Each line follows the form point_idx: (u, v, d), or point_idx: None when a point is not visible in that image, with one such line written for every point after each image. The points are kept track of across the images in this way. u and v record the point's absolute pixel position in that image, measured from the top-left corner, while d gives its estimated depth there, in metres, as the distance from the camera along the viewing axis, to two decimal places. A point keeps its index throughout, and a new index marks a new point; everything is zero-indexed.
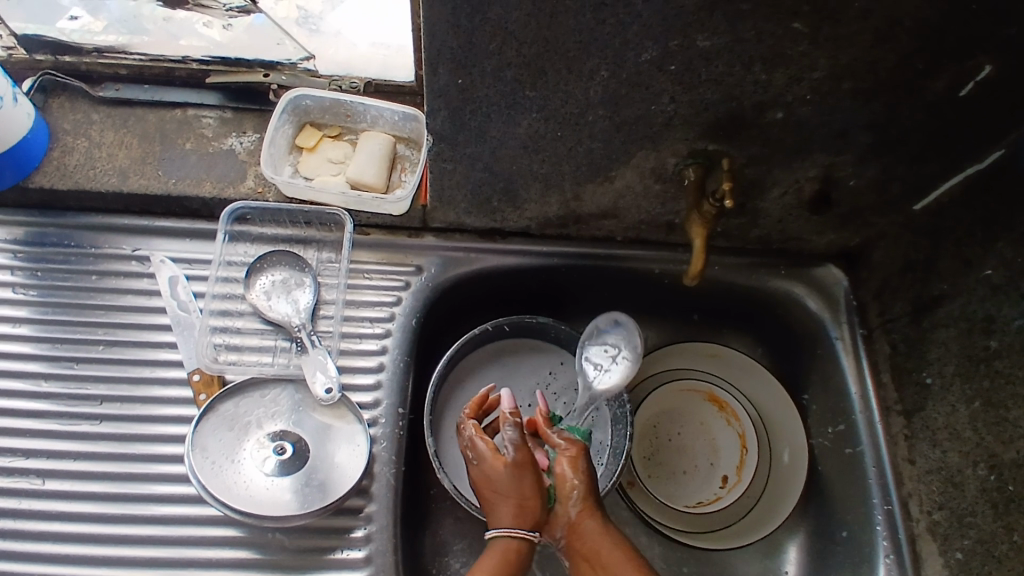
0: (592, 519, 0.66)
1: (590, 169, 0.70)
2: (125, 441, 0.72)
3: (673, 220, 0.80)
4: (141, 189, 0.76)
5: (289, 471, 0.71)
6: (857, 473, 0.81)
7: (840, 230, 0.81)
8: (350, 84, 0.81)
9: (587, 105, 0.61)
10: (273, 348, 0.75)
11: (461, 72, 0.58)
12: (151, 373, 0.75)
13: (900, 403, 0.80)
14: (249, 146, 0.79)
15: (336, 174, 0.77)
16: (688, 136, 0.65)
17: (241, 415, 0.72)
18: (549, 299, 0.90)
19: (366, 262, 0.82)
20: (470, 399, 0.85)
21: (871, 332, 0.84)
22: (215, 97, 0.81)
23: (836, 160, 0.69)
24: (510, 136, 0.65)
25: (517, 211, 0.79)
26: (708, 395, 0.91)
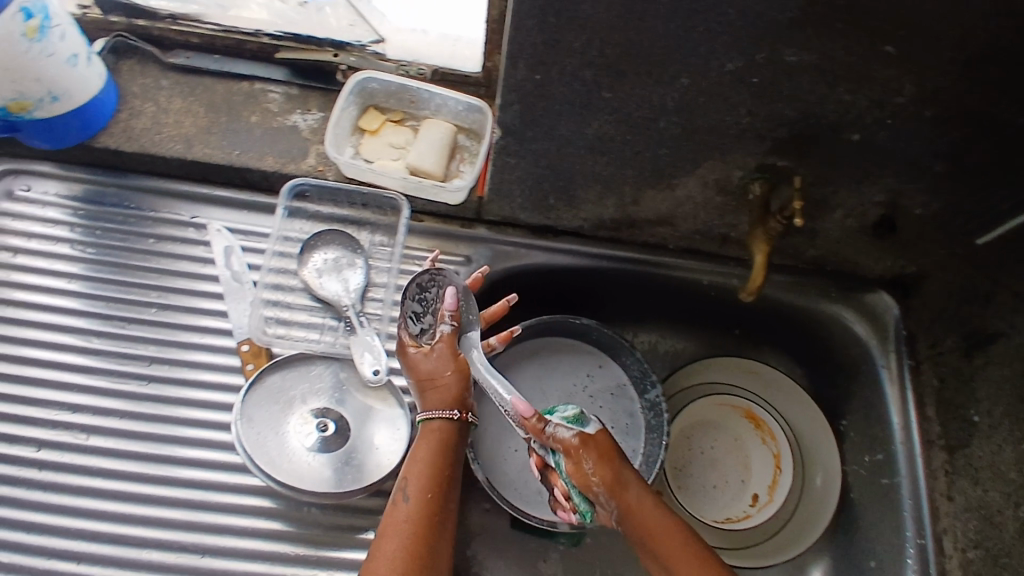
0: (635, 486, 0.66)
1: (653, 174, 0.70)
2: (171, 404, 0.73)
3: (727, 233, 0.79)
4: (205, 157, 0.77)
5: (330, 449, 0.71)
6: (892, 505, 0.80)
7: (897, 259, 0.80)
8: (416, 71, 0.81)
9: (660, 111, 0.61)
10: (321, 326, 0.76)
11: (541, 68, 0.57)
12: (199, 340, 0.76)
13: (943, 437, 0.79)
14: (312, 124, 0.80)
15: (396, 159, 0.77)
16: (758, 150, 0.64)
17: (288, 389, 0.73)
18: (593, 300, 0.90)
19: (416, 248, 0.82)
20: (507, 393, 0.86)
21: (918, 364, 0.82)
22: (282, 73, 0.82)
23: (906, 188, 0.68)
24: (578, 136, 0.65)
25: (573, 210, 0.78)
26: (745, 411, 0.90)
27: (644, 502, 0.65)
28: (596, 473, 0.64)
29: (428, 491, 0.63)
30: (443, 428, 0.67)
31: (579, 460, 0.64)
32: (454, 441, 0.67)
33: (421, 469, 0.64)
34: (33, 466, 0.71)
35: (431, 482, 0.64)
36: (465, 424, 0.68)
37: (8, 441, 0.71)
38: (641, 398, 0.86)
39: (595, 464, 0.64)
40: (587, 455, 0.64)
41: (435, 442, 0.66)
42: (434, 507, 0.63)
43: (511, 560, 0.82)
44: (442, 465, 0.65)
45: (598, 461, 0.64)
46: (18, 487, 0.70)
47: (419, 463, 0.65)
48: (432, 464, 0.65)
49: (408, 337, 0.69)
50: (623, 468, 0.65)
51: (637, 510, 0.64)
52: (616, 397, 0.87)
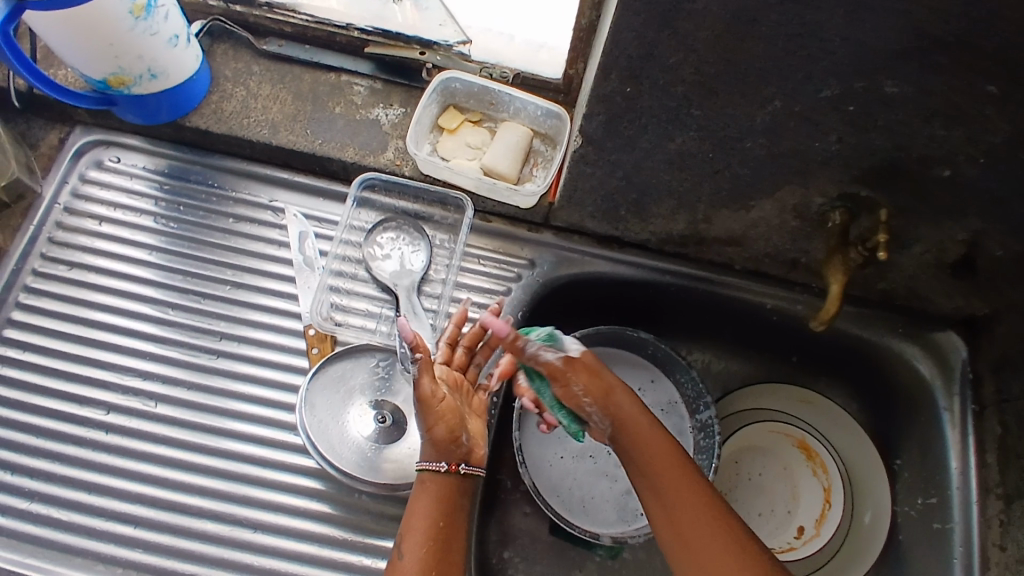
0: (619, 395, 0.67)
1: (729, 194, 0.70)
2: (237, 380, 0.76)
3: (798, 259, 0.78)
4: (289, 144, 0.80)
5: (387, 441, 0.73)
6: (943, 550, 0.78)
7: (971, 299, 0.78)
8: (500, 73, 0.82)
9: (747, 132, 0.61)
10: (378, 315, 0.78)
11: (632, 80, 0.58)
12: (269, 320, 0.78)
13: (1001, 486, 0.76)
14: (394, 119, 0.81)
15: (471, 159, 0.79)
16: (842, 178, 0.64)
17: (350, 378, 0.75)
18: (651, 314, 0.90)
19: (480, 248, 0.83)
20: None
21: (982, 409, 0.80)
22: (368, 67, 0.84)
23: (990, 229, 0.66)
24: (659, 150, 0.65)
25: (642, 223, 0.78)
26: (798, 441, 0.89)
27: (627, 409, 0.67)
28: (579, 383, 0.67)
29: (424, 548, 0.62)
30: (431, 482, 0.65)
31: (562, 372, 0.67)
32: (451, 492, 0.65)
33: (416, 529, 0.63)
34: (103, 428, 0.74)
35: (426, 539, 0.62)
36: (455, 475, 0.65)
37: (81, 402, 0.74)
38: (692, 418, 0.86)
39: (577, 375, 0.67)
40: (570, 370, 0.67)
41: (434, 497, 0.64)
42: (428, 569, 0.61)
43: (549, 566, 0.82)
44: (438, 519, 0.63)
45: (581, 376, 0.67)
46: (87, 447, 0.73)
47: (416, 521, 0.63)
48: (430, 524, 0.63)
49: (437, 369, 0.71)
50: (606, 377, 0.68)
51: (620, 415, 0.67)
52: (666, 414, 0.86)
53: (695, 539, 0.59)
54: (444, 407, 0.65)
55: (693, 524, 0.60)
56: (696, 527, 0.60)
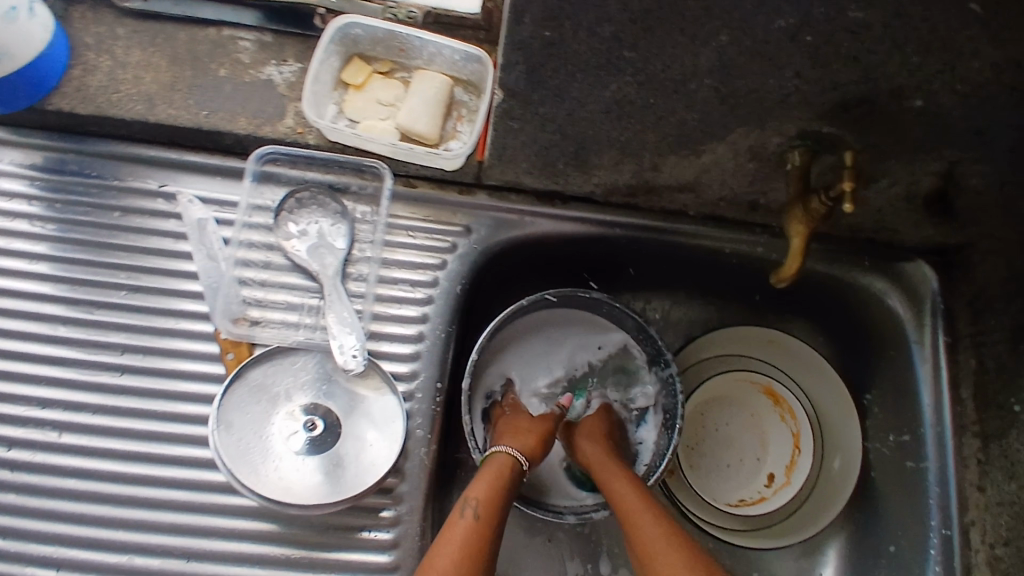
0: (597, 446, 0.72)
1: (677, 140, 0.61)
2: (149, 397, 0.68)
3: (757, 201, 0.71)
4: (170, 119, 0.68)
5: (319, 450, 0.66)
6: (915, 489, 0.76)
7: (943, 227, 0.72)
8: (405, 14, 0.70)
9: (692, 73, 0.52)
10: (300, 307, 0.69)
11: (552, 23, 0.48)
12: (178, 325, 0.69)
13: (977, 424, 0.74)
14: (290, 78, 0.70)
15: (384, 118, 0.69)
16: (802, 116, 0.56)
17: (270, 385, 0.67)
18: (604, 268, 0.82)
19: (406, 218, 0.74)
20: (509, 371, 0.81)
21: (955, 341, 0.76)
22: (252, 17, 0.71)
23: (965, 156, 0.60)
24: (594, 99, 0.56)
25: (584, 175, 0.70)
26: (765, 388, 0.86)
27: (598, 455, 0.71)
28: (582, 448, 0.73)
29: (488, 510, 0.62)
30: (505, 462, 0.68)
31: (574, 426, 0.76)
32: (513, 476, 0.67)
33: (484, 490, 0.64)
34: (4, 467, 0.66)
35: (493, 498, 0.63)
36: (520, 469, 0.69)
37: None
38: (649, 374, 0.81)
39: (586, 442, 0.73)
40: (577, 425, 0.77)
41: (501, 468, 0.67)
42: (492, 527, 0.62)
43: None
44: (501, 487, 0.65)
45: (586, 443, 0.73)
46: None
47: (483, 482, 0.65)
48: (494, 486, 0.65)
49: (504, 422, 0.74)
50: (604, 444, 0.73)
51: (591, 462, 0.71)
52: (622, 374, 0.82)
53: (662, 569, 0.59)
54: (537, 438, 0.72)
55: (657, 554, 0.60)
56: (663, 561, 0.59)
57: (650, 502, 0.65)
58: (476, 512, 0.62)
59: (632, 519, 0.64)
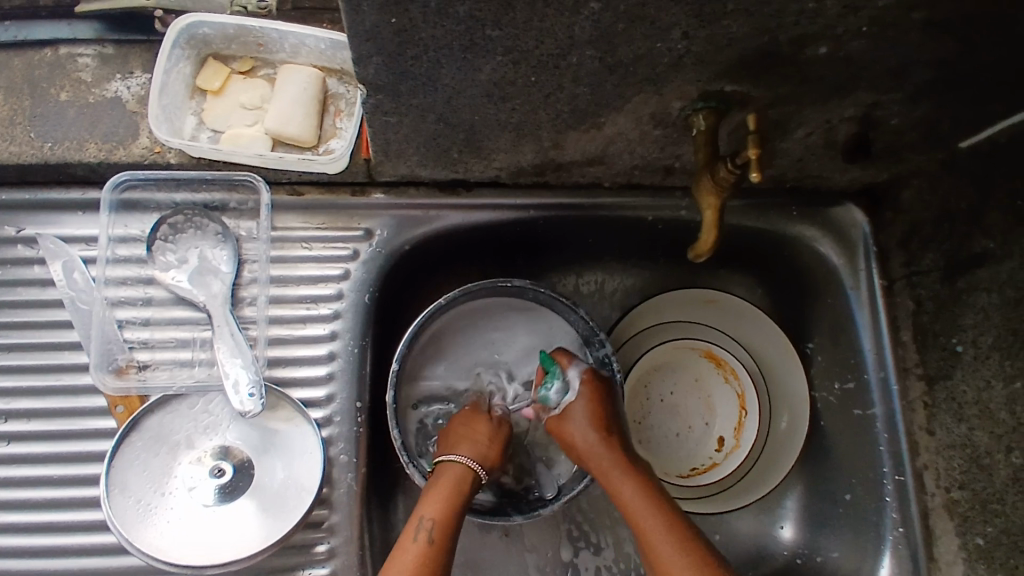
0: (593, 431, 0.64)
1: (573, 115, 0.55)
2: (41, 464, 0.61)
3: (672, 164, 0.66)
4: (12, 157, 0.60)
5: (231, 498, 0.61)
6: (865, 437, 0.73)
7: (869, 169, 0.68)
8: (256, 4, 0.64)
9: (570, 45, 0.46)
10: (192, 343, 0.63)
11: (396, 7, 0.41)
12: (59, 382, 0.63)
13: (921, 366, 0.71)
14: (138, 90, 0.62)
15: (252, 124, 0.62)
16: (701, 77, 0.50)
17: (166, 435, 0.62)
18: (525, 249, 0.77)
19: (298, 228, 0.66)
20: (437, 376, 0.74)
21: (890, 284, 0.73)
22: (90, 29, 0.64)
23: (882, 99, 0.55)
24: (470, 83, 0.50)
25: (484, 160, 0.64)
26: (704, 351, 0.82)
27: (595, 444, 0.64)
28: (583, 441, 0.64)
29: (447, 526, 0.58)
30: (461, 472, 0.62)
31: (568, 414, 0.66)
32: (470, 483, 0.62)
33: (439, 506, 0.59)
34: None
35: (448, 514, 0.58)
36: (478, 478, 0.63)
37: None
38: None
39: (586, 436, 0.64)
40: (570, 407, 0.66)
41: (457, 479, 0.62)
42: (446, 551, 0.57)
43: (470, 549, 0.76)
44: (460, 499, 0.60)
45: (588, 435, 0.64)
46: None
47: (435, 495, 0.60)
48: (454, 500, 0.60)
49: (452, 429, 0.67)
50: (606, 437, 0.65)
51: (586, 449, 0.64)
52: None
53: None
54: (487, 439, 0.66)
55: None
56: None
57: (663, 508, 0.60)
58: (430, 533, 0.57)
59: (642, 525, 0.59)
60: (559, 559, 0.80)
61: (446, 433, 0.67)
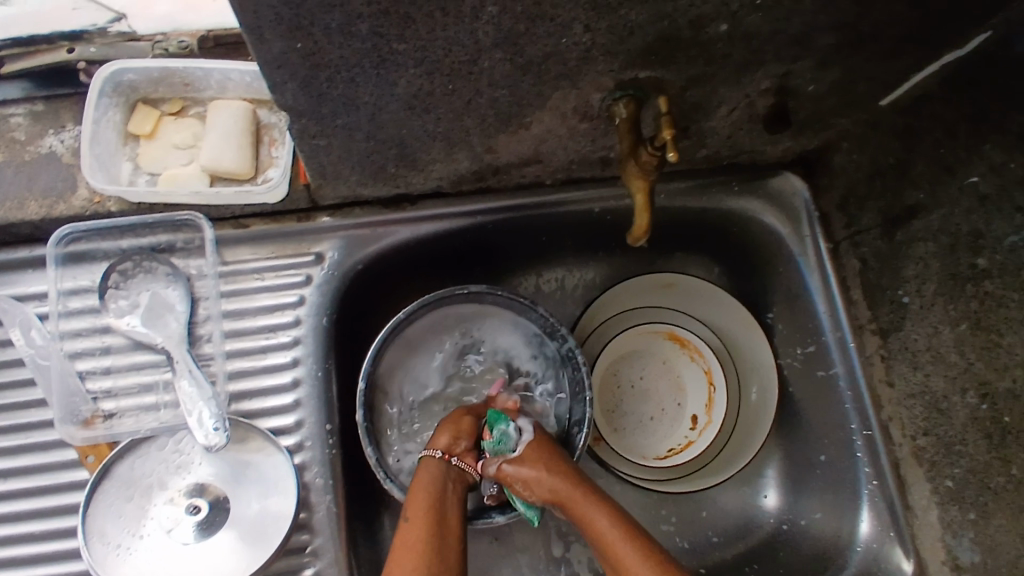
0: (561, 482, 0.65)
1: (498, 119, 0.57)
2: (16, 524, 0.61)
3: (608, 155, 0.67)
4: None
5: (209, 533, 0.61)
6: (831, 398, 0.75)
7: (798, 137, 0.70)
8: (177, 44, 0.65)
9: (477, 51, 0.47)
10: (155, 386, 0.63)
11: (298, 33, 0.42)
12: (25, 440, 0.63)
13: (874, 321, 0.72)
14: (72, 143, 0.63)
15: (187, 162, 0.62)
16: (613, 67, 0.52)
17: (139, 479, 0.62)
18: (479, 255, 0.78)
19: (250, 259, 0.67)
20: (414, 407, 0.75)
21: (836, 245, 0.75)
22: (17, 88, 0.64)
23: (794, 68, 0.57)
24: (388, 99, 0.51)
25: (422, 173, 0.65)
26: (668, 334, 0.84)
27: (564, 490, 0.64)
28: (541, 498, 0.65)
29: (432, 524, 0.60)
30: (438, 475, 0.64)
31: (518, 466, 0.66)
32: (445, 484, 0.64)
33: (421, 505, 0.61)
34: None
35: (430, 511, 0.60)
36: (446, 465, 0.65)
37: None
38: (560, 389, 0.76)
39: (545, 479, 0.65)
40: (513, 476, 0.66)
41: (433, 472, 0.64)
42: (429, 533, 0.59)
43: None
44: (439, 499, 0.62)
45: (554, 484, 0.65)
46: None
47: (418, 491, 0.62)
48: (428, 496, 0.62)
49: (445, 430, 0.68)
50: (559, 488, 0.65)
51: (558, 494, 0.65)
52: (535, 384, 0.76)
53: None
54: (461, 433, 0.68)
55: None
56: None
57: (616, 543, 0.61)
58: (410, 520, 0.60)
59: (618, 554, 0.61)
60: (551, 556, 0.81)
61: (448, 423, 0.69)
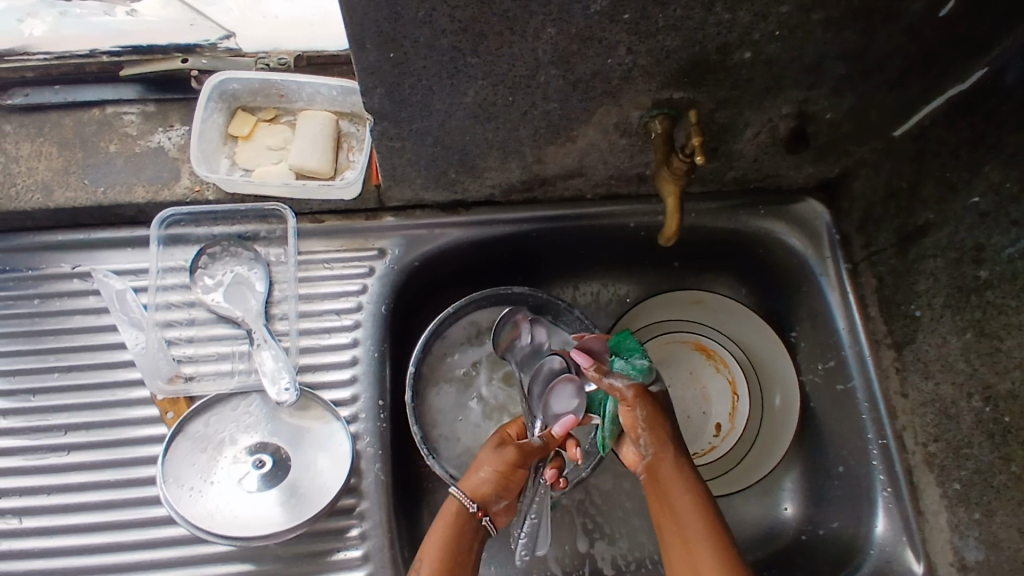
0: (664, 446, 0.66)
1: (548, 130, 0.65)
2: (99, 469, 0.69)
3: (643, 172, 0.75)
4: (69, 202, 0.71)
5: (272, 484, 0.68)
6: (849, 408, 0.79)
7: (818, 164, 0.77)
8: (279, 61, 0.76)
9: (535, 67, 0.56)
10: (231, 355, 0.72)
11: (391, 45, 0.52)
12: (114, 396, 0.71)
13: (890, 335, 0.77)
14: (178, 141, 0.74)
15: (277, 162, 0.72)
16: (651, 86, 0.60)
17: (212, 434, 0.69)
18: (521, 264, 0.86)
19: (322, 251, 0.76)
20: (449, 397, 0.81)
21: (856, 266, 0.81)
22: (132, 90, 0.75)
23: (810, 95, 0.64)
24: (456, 107, 0.60)
25: (478, 180, 0.73)
26: (695, 344, 0.89)
27: (659, 452, 0.66)
28: (653, 451, 0.66)
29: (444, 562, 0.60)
30: (464, 522, 0.63)
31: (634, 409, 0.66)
32: (465, 528, 0.63)
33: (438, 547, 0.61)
34: None
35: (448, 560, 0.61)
36: (476, 524, 0.64)
37: None
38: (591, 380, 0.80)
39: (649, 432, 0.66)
40: (643, 405, 0.66)
41: (449, 532, 0.62)
42: None
43: (493, 552, 0.82)
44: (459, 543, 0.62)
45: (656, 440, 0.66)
46: None
47: (439, 525, 0.63)
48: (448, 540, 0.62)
49: (484, 484, 0.65)
50: (677, 449, 0.66)
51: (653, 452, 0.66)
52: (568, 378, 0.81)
53: None
54: (502, 486, 0.66)
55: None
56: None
57: (721, 542, 0.61)
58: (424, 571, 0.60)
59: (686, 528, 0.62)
60: (576, 552, 0.83)
61: (494, 462, 0.66)
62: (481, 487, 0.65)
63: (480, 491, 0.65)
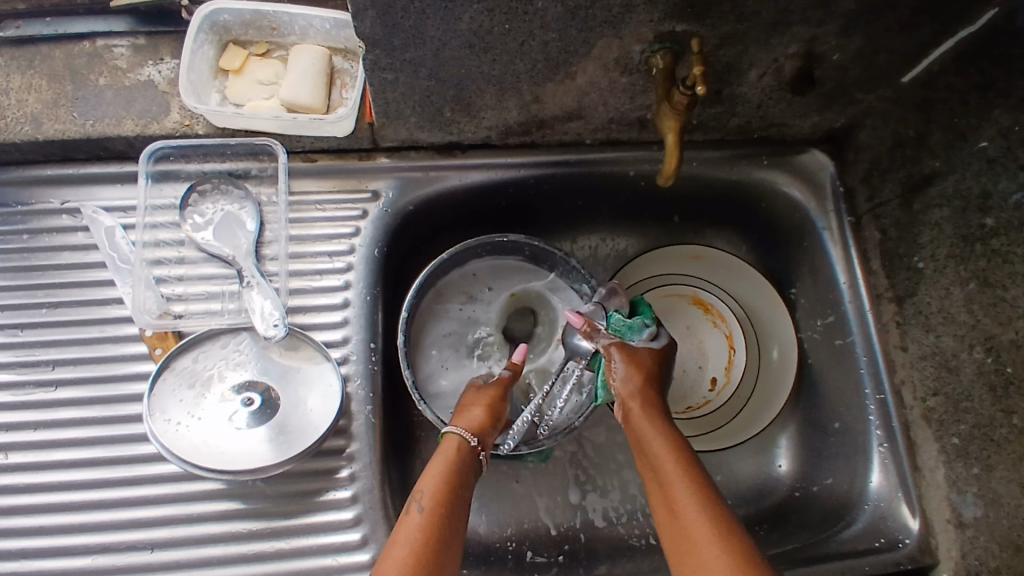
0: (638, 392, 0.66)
1: (547, 65, 0.63)
2: (87, 406, 0.68)
3: (644, 116, 0.73)
4: (57, 134, 0.69)
5: (261, 422, 0.68)
6: (847, 364, 0.78)
7: (824, 112, 0.75)
8: None
9: None
10: (221, 295, 0.71)
11: None
12: (104, 333, 0.70)
13: (891, 289, 0.76)
14: (168, 74, 0.72)
15: (268, 97, 0.70)
16: (653, 17, 0.58)
17: (201, 370, 0.69)
18: (518, 213, 0.84)
19: (314, 192, 0.75)
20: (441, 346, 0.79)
21: (858, 219, 0.79)
22: (124, 23, 0.74)
23: (818, 33, 0.62)
24: (452, 34, 0.58)
25: (474, 120, 0.71)
26: (692, 298, 0.88)
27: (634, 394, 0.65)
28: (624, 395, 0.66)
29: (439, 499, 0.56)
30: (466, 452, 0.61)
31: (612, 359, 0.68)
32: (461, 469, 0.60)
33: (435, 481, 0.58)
34: None
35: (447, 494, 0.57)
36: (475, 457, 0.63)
37: None
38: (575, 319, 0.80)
39: (624, 378, 0.67)
40: (620, 354, 0.68)
41: (449, 461, 0.60)
42: (446, 515, 0.55)
43: (484, 501, 0.81)
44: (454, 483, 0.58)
45: (631, 382, 0.66)
46: None
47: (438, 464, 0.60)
48: (445, 476, 0.58)
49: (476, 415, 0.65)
50: (649, 394, 0.66)
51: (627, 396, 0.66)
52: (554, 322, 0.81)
53: (683, 520, 0.55)
54: (493, 418, 0.66)
55: (697, 538, 0.53)
56: (689, 518, 0.55)
57: (696, 479, 0.57)
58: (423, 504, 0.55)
59: (660, 461, 0.60)
60: (567, 502, 0.83)
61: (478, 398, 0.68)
62: (476, 419, 0.65)
63: (477, 424, 0.64)
